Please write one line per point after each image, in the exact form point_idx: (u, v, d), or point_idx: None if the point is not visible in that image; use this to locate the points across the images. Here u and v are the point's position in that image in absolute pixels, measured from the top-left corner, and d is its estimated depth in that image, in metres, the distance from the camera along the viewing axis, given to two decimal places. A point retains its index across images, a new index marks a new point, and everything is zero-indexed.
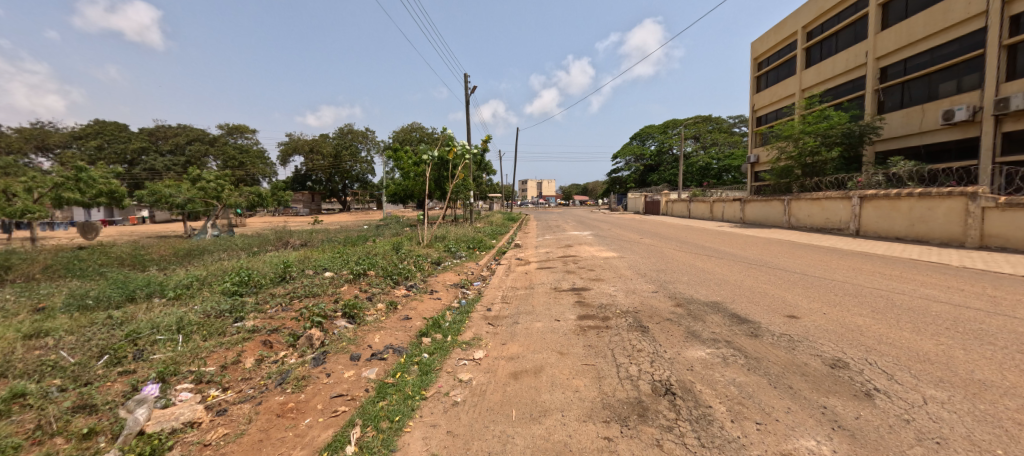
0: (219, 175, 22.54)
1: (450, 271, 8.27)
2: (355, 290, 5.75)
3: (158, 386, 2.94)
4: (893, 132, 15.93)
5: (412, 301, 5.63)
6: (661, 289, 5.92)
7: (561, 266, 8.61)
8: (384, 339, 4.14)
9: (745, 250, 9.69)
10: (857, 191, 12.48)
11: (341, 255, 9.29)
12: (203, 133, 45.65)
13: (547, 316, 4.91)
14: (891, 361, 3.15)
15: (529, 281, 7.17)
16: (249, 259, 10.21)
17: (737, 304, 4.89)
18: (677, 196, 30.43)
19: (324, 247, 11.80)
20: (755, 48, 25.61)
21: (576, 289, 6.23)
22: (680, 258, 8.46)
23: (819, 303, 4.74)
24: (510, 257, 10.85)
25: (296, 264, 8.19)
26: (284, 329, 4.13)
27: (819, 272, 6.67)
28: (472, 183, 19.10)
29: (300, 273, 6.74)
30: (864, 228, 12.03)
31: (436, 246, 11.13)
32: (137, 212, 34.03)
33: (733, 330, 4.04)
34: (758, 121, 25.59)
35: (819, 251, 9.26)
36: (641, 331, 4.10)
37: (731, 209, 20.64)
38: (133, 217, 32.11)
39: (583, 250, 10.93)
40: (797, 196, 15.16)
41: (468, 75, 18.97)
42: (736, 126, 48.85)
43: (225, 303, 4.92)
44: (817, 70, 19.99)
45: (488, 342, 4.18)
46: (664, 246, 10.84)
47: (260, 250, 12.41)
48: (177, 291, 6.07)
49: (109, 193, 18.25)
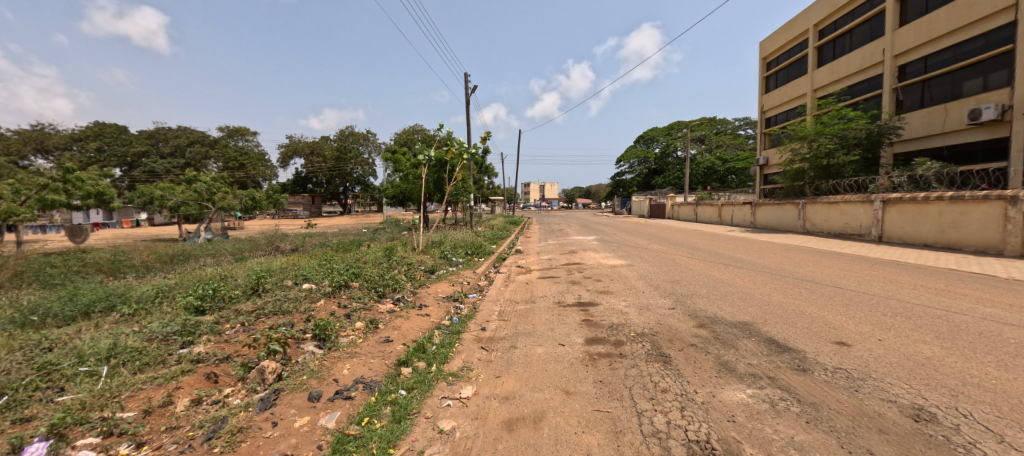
0: (216, 177, 22.04)
1: (444, 281, 7.60)
2: (334, 305, 5.09)
3: (48, 445, 2.29)
4: (913, 132, 15.19)
5: (395, 319, 4.95)
6: (678, 305, 5.22)
7: (565, 275, 7.91)
8: (354, 369, 3.46)
9: (764, 258, 8.96)
10: (879, 194, 11.74)
11: (328, 262, 8.61)
12: (203, 135, 45.35)
13: (549, 339, 4.21)
14: (992, 413, 2.45)
15: (530, 294, 6.48)
16: (232, 266, 9.57)
17: (771, 327, 4.18)
18: (683, 199, 29.64)
19: (314, 253, 11.13)
20: (763, 48, 24.95)
21: (583, 304, 5.54)
22: (694, 268, 7.76)
23: (870, 327, 4.04)
24: (511, 264, 10.16)
25: (278, 273, 7.52)
26: (236, 358, 3.46)
27: (855, 285, 5.94)
28: (472, 186, 18.43)
29: (276, 285, 6.06)
30: (888, 234, 11.31)
31: (432, 253, 10.46)
32: (136, 215, 33.83)
33: (775, 362, 3.36)
34: (767, 122, 24.88)
35: (846, 259, 8.51)
36: (663, 363, 3.40)
37: (740, 212, 19.86)
38: (128, 220, 31.56)
39: (588, 257, 10.22)
40: (813, 199, 14.44)
41: (468, 75, 18.35)
42: (741, 128, 48.19)
43: (179, 322, 4.26)
44: (830, 68, 19.27)
45: (479, 373, 3.50)
46: (676, 253, 10.12)
47: (247, 256, 11.75)
48: (134, 306, 5.41)
49: (98, 196, 17.67)
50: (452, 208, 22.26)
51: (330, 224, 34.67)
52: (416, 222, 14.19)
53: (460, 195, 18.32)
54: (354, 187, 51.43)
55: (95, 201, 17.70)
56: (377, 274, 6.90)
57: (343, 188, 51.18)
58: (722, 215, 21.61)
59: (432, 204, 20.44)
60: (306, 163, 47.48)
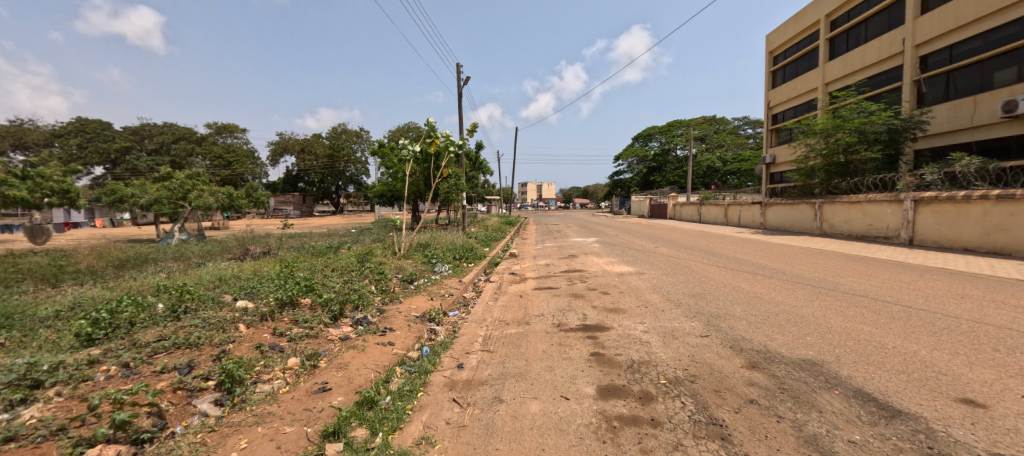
0: (193, 174, 20.83)
1: (421, 293, 6.39)
2: (268, 332, 3.95)
3: None
4: (938, 127, 14.15)
5: (346, 351, 3.78)
6: (714, 332, 4.07)
7: (565, 286, 6.74)
8: (254, 450, 2.30)
9: (792, 265, 7.81)
10: (909, 192, 10.68)
11: (290, 269, 7.37)
12: (189, 131, 43.86)
13: (549, 387, 3.06)
14: None
15: (523, 312, 5.30)
16: (184, 274, 8.36)
17: (854, 371, 3.04)
18: (685, 198, 28.61)
19: (283, 258, 9.89)
20: (770, 42, 23.88)
21: (590, 328, 4.40)
22: (716, 278, 6.61)
23: (993, 373, 2.92)
24: (503, 271, 8.96)
25: (223, 285, 6.28)
26: (70, 433, 2.29)
27: (925, 302, 4.82)
28: (464, 184, 17.32)
29: (206, 303, 4.86)
30: (920, 237, 10.25)
31: (415, 257, 9.27)
32: (115, 214, 32.66)
33: (890, 438, 2.23)
34: (773, 119, 23.85)
35: (888, 267, 7.40)
36: (721, 440, 2.25)
37: (748, 213, 18.80)
38: (102, 219, 30.18)
39: (590, 263, 9.09)
40: (831, 199, 13.37)
41: (460, 65, 17.45)
42: (742, 127, 47.40)
43: (32, 363, 3.07)
44: (843, 60, 18.21)
45: (443, 452, 2.34)
46: (688, 259, 8.97)
47: (210, 263, 10.46)
48: (12, 330, 4.19)
49: (61, 193, 16.15)
50: (444, 208, 21.05)
51: (319, 223, 33.46)
52: (396, 223, 13.27)
53: (452, 194, 17.23)
54: (346, 186, 50.20)
55: (58, 199, 16.16)
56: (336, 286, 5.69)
57: (335, 187, 49.92)
58: (728, 215, 20.54)
59: (423, 203, 19.37)
60: (296, 161, 46.16)
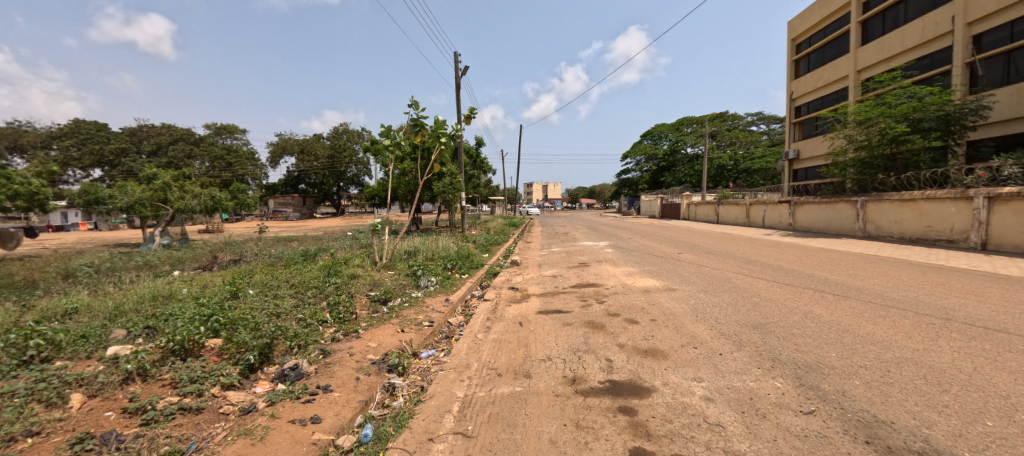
0: (177, 175, 19.60)
1: (392, 320, 4.95)
2: (118, 407, 2.55)
3: None
4: (1000, 113, 12.48)
5: (234, 443, 2.34)
6: (822, 404, 2.59)
7: (578, 309, 5.25)
8: None
9: (860, 278, 6.27)
10: (980, 188, 9.09)
11: (236, 287, 5.94)
12: (187, 133, 42.85)
13: None
14: None
15: (520, 353, 3.82)
16: (119, 291, 6.98)
17: None
18: (700, 197, 27.03)
19: (245, 270, 8.48)
20: (792, 28, 22.21)
21: (622, 391, 2.91)
22: (774, 299, 5.12)
23: None
24: (501, 284, 7.47)
25: (138, 313, 4.84)
26: None
27: None
28: (462, 183, 15.84)
29: (78, 348, 3.47)
30: (999, 240, 8.66)
31: (396, 269, 7.84)
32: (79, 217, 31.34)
33: None
34: (796, 112, 22.18)
35: (987, 281, 5.85)
36: None
37: (774, 212, 17.18)
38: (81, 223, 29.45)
39: (606, 274, 7.60)
40: (877, 197, 11.79)
41: (457, 54, 16.19)
42: (754, 123, 45.66)
43: None
44: (879, 44, 16.54)
45: None
46: (723, 268, 7.45)
47: (164, 276, 8.97)
48: None
49: (29, 196, 13.12)
50: (443, 209, 19.62)
51: (317, 225, 32.26)
52: (382, 228, 11.77)
53: (447, 195, 15.68)
54: (348, 187, 49.09)
55: (24, 202, 13.03)
56: (274, 316, 4.27)
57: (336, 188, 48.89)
58: (751, 215, 18.89)
59: (420, 205, 18.06)
60: (296, 162, 45.04)
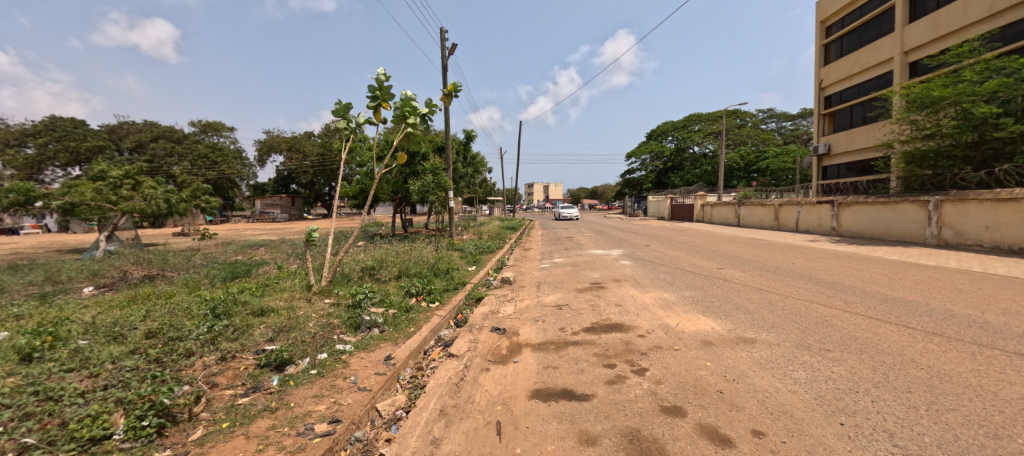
0: (130, 171, 17.23)
1: (263, 416, 2.68)
2: None
3: None
4: None
5: None
6: None
7: (605, 390, 2.95)
8: None
9: None
10: None
11: (43, 342, 3.64)
12: (170, 129, 40.48)
13: None
14: None
15: None
16: None
17: None
18: (716, 197, 24.74)
19: (137, 295, 6.19)
20: (820, 9, 19.90)
21: None
22: (959, 379, 2.83)
23: None
24: (483, 319, 5.21)
25: None
26: None
27: None
28: (448, 181, 13.20)
29: None
30: None
31: (336, 296, 5.59)
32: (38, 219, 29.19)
33: None
34: (825, 102, 19.92)
35: None
36: None
37: (809, 214, 14.92)
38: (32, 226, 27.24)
39: (633, 304, 5.32)
40: (957, 196, 9.50)
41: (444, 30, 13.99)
42: (765, 121, 43.35)
43: None
44: (935, 18, 14.23)
45: None
46: (803, 298, 5.15)
47: (36, 301, 6.61)
48: None
49: None
50: (429, 210, 17.35)
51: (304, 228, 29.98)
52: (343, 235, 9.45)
53: (431, 194, 13.28)
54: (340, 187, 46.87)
55: None
56: None
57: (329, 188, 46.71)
58: (779, 218, 16.60)
59: (403, 206, 15.88)
60: (284, 161, 42.86)
